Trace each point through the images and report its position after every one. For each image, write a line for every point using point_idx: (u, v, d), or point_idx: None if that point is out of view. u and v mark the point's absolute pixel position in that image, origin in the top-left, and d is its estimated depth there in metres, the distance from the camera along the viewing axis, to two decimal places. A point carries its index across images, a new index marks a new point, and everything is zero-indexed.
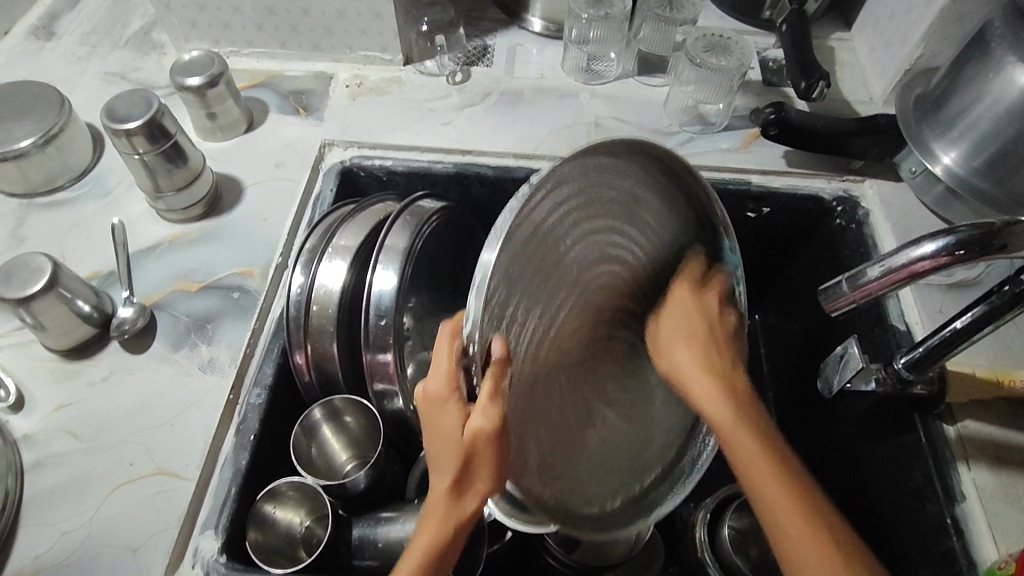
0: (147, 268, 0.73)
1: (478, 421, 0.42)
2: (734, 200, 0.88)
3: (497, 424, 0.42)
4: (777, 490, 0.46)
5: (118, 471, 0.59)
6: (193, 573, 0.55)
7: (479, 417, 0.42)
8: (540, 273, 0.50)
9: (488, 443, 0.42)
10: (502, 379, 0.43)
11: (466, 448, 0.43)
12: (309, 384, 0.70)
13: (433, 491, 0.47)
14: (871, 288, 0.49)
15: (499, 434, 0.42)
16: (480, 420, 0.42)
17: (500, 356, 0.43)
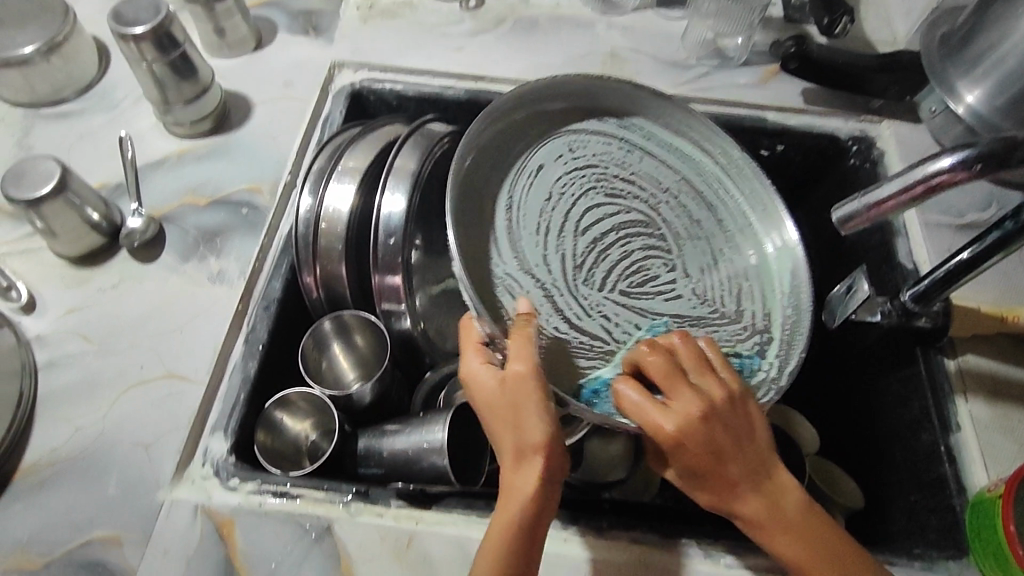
0: (155, 181, 0.73)
1: (518, 366, 0.49)
2: (750, 135, 0.87)
3: (534, 368, 0.48)
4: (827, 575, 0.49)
5: (129, 374, 0.60)
6: (203, 472, 0.56)
7: (518, 364, 0.49)
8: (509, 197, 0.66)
9: (532, 383, 0.48)
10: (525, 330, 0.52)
11: (512, 401, 0.48)
12: (317, 302, 0.70)
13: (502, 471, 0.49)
14: (887, 205, 0.47)
15: (539, 378, 0.48)
16: (519, 364, 0.49)
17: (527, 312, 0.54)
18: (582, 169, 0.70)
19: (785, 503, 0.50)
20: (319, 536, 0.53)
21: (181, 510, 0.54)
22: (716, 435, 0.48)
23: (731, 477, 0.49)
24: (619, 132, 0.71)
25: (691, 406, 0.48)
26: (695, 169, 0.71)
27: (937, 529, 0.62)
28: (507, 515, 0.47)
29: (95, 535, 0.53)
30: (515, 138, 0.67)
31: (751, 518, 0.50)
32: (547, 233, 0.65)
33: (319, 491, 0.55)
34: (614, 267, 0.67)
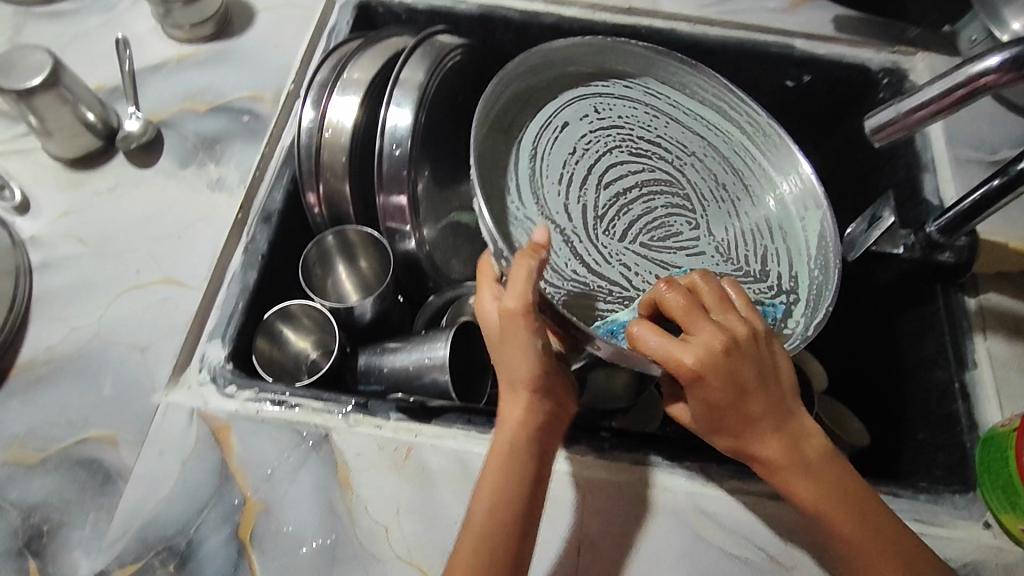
0: (153, 85, 0.70)
1: (509, 301, 0.44)
2: (777, 62, 0.81)
3: (528, 302, 0.43)
4: (852, 527, 0.46)
5: (125, 277, 0.59)
6: (200, 378, 0.55)
7: (511, 297, 0.44)
8: (527, 149, 0.59)
9: (520, 320, 0.44)
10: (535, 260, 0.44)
11: (506, 335, 0.45)
12: (319, 219, 0.68)
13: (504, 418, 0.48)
14: (926, 111, 0.45)
15: (530, 310, 0.44)
16: (511, 299, 0.44)
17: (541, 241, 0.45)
18: (605, 124, 0.64)
19: (809, 450, 0.47)
20: (316, 444, 0.52)
21: (177, 412, 0.53)
22: (739, 373, 0.43)
23: (757, 423, 0.46)
24: (649, 94, 0.66)
25: (714, 341, 0.43)
26: (722, 137, 0.66)
27: (943, 465, 0.60)
28: (504, 452, 0.46)
29: (91, 433, 0.52)
30: (541, 91, 0.62)
31: (773, 463, 0.47)
32: (567, 186, 0.60)
33: (318, 401, 0.54)
34: (637, 223, 0.61)
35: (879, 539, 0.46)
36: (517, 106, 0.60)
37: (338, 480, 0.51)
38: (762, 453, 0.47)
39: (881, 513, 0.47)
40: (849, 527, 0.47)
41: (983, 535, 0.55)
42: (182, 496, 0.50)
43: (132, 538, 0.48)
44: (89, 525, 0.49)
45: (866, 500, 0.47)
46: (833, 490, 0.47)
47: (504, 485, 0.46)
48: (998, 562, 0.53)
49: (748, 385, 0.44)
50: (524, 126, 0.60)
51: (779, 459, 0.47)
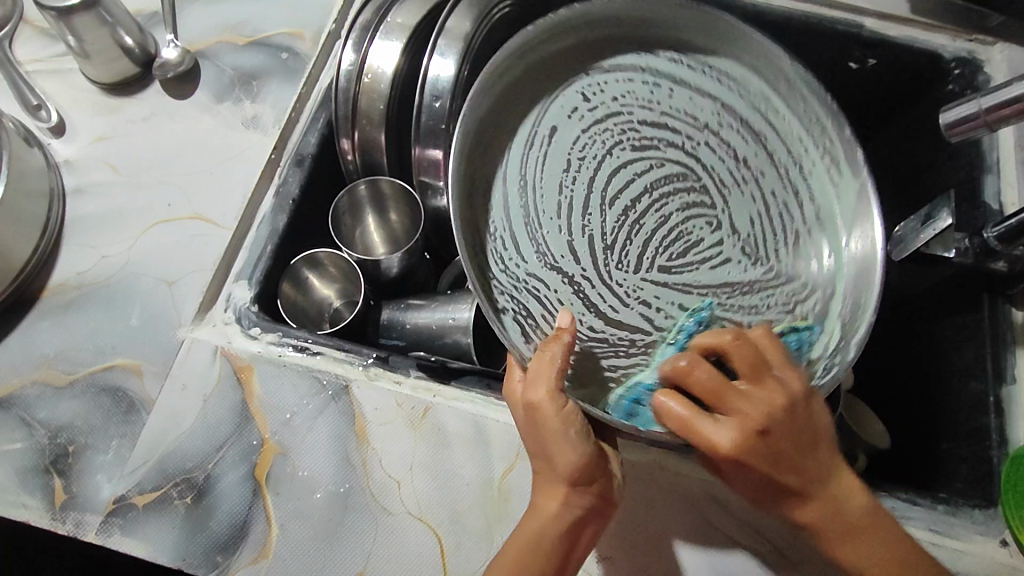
0: (193, 13, 0.68)
1: (540, 394, 0.43)
2: (839, 42, 0.77)
3: (557, 389, 0.43)
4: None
5: (155, 210, 0.58)
6: (224, 317, 0.55)
7: (540, 394, 0.43)
8: (517, 177, 0.56)
9: (546, 415, 0.43)
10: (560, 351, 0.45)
11: (527, 413, 0.44)
12: (351, 166, 0.66)
13: (532, 518, 0.45)
14: (1011, 108, 0.43)
15: (558, 395, 0.43)
16: (540, 395, 0.43)
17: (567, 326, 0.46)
18: (601, 122, 0.59)
19: (851, 507, 0.44)
20: (336, 395, 0.52)
21: (201, 349, 0.53)
22: (772, 452, 0.42)
23: (795, 488, 0.44)
24: (647, 66, 0.60)
25: (747, 421, 0.42)
26: (741, 99, 0.60)
27: (965, 478, 0.60)
28: (523, 550, 0.44)
29: (117, 361, 0.53)
30: (522, 98, 0.58)
31: (816, 527, 0.45)
32: (567, 215, 0.56)
33: (340, 351, 0.54)
34: (655, 239, 0.58)
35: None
36: (492, 127, 0.55)
37: (356, 432, 0.51)
38: (804, 516, 0.45)
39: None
40: None
41: (998, 553, 0.53)
42: (201, 433, 0.50)
43: (152, 468, 0.49)
44: (112, 452, 0.50)
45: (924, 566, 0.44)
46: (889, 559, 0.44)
47: None
48: None
49: (775, 460, 0.43)
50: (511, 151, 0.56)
51: (818, 522, 0.45)
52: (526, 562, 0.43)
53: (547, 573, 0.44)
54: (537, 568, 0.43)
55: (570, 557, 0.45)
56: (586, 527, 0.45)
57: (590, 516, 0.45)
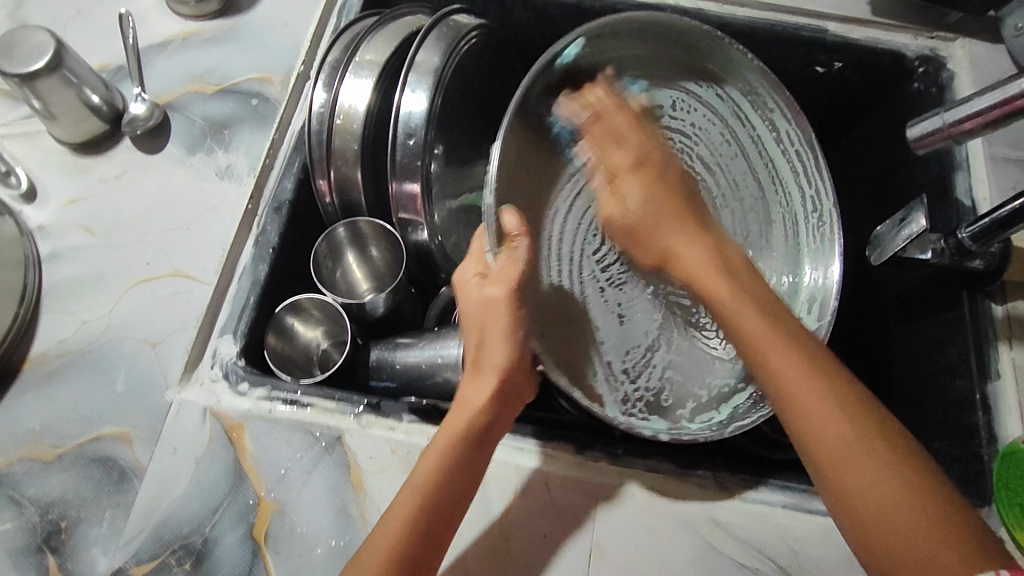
0: (159, 64, 0.68)
1: (492, 289, 0.48)
2: (804, 49, 0.78)
3: (511, 286, 0.48)
4: (830, 421, 0.38)
5: (133, 270, 0.58)
6: (212, 375, 0.55)
7: (495, 287, 0.48)
8: (548, 138, 0.58)
9: (500, 308, 0.48)
10: (517, 247, 0.49)
11: (481, 306, 0.48)
12: (330, 207, 0.66)
13: (462, 397, 0.48)
14: (972, 124, 0.43)
15: (513, 294, 0.48)
16: (493, 288, 0.48)
17: (512, 225, 0.49)
18: (667, 129, 0.62)
19: (792, 330, 0.42)
20: (329, 446, 0.52)
21: (190, 410, 0.53)
22: (699, 260, 0.47)
23: (707, 292, 0.46)
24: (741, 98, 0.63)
25: (691, 230, 0.49)
26: (776, 182, 0.64)
27: (959, 476, 0.60)
28: (456, 428, 0.47)
29: (106, 430, 0.52)
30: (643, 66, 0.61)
31: (746, 333, 0.42)
32: (595, 185, 0.61)
33: (331, 400, 0.54)
34: (629, 255, 0.61)
35: (875, 465, 0.36)
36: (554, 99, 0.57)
37: (352, 483, 0.51)
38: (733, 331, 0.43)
39: (878, 435, 0.37)
40: (840, 452, 0.37)
41: None
42: (195, 496, 0.50)
43: (148, 536, 0.49)
44: (106, 523, 0.49)
45: (864, 400, 0.39)
46: (798, 363, 0.40)
47: (410, 538, 0.44)
48: None
49: (721, 280, 0.45)
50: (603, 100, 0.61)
51: (747, 318, 0.43)
52: (456, 449, 0.46)
53: (467, 472, 0.46)
54: (462, 460, 0.46)
55: (485, 460, 0.47)
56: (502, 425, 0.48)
57: (504, 418, 0.48)
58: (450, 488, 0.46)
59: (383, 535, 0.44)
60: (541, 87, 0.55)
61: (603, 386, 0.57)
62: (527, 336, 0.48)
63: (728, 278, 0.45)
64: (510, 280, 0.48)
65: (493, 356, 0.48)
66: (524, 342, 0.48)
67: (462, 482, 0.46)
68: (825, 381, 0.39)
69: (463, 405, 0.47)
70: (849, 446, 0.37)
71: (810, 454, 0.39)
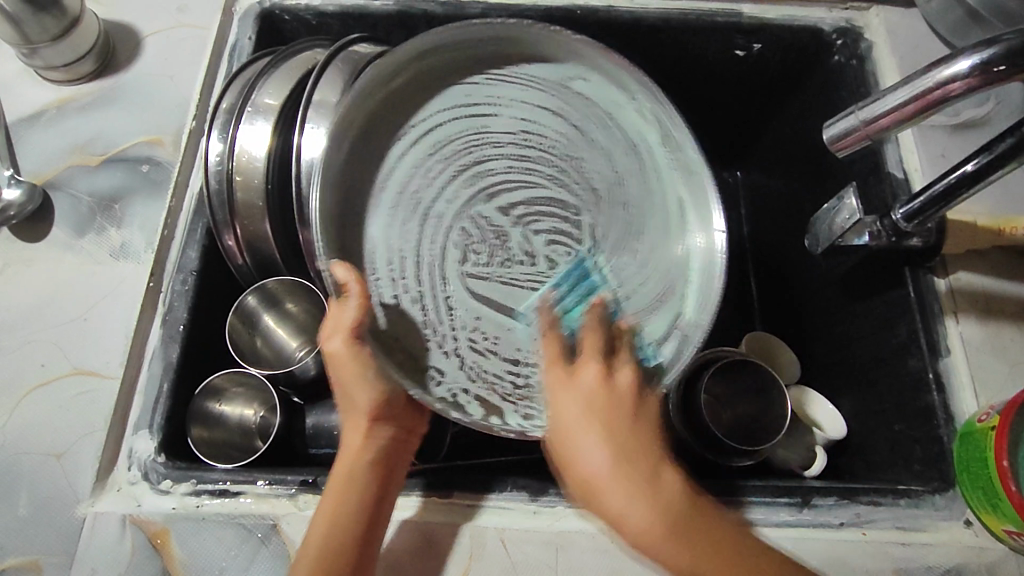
0: (33, 140, 0.62)
1: (332, 343, 0.47)
2: (720, 34, 0.74)
3: (354, 331, 0.47)
4: (709, 565, 0.41)
5: (28, 374, 0.53)
6: (130, 477, 0.50)
7: (333, 342, 0.47)
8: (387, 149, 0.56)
9: (341, 359, 0.47)
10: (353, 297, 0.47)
11: (327, 359, 0.48)
12: (243, 268, 0.61)
13: (344, 446, 0.48)
14: (887, 121, 0.41)
15: (355, 339, 0.47)
16: (333, 343, 0.47)
17: (343, 280, 0.47)
18: (490, 135, 0.59)
19: (663, 486, 0.42)
20: (266, 536, 0.48)
21: (108, 523, 0.48)
22: (614, 413, 0.44)
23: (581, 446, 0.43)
24: (563, 82, 0.60)
25: (574, 392, 0.45)
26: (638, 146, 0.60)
27: (921, 459, 0.58)
28: (340, 477, 0.46)
29: (11, 561, 0.48)
30: (432, 80, 0.58)
31: (594, 485, 0.42)
32: (452, 203, 0.57)
33: (262, 485, 0.50)
34: (507, 254, 0.58)
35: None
36: (379, 119, 0.56)
37: None
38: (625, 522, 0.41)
39: (737, 543, 0.42)
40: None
41: (965, 535, 0.53)
42: None
43: None
44: None
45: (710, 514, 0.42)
46: (680, 543, 0.41)
47: None
48: (981, 563, 0.52)
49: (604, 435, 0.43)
50: (427, 105, 0.58)
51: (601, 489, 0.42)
52: (345, 495, 0.45)
53: (363, 515, 0.45)
54: (354, 502, 0.45)
55: (386, 499, 0.46)
56: (390, 460, 0.48)
57: (392, 450, 0.49)
58: (345, 537, 0.44)
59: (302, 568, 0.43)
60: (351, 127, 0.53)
61: (494, 397, 0.54)
62: (388, 372, 0.49)
63: (631, 483, 0.42)
64: (347, 330, 0.47)
65: (359, 400, 0.48)
66: (385, 378, 0.48)
67: (367, 517, 0.45)
68: (699, 530, 0.41)
69: (343, 452, 0.47)
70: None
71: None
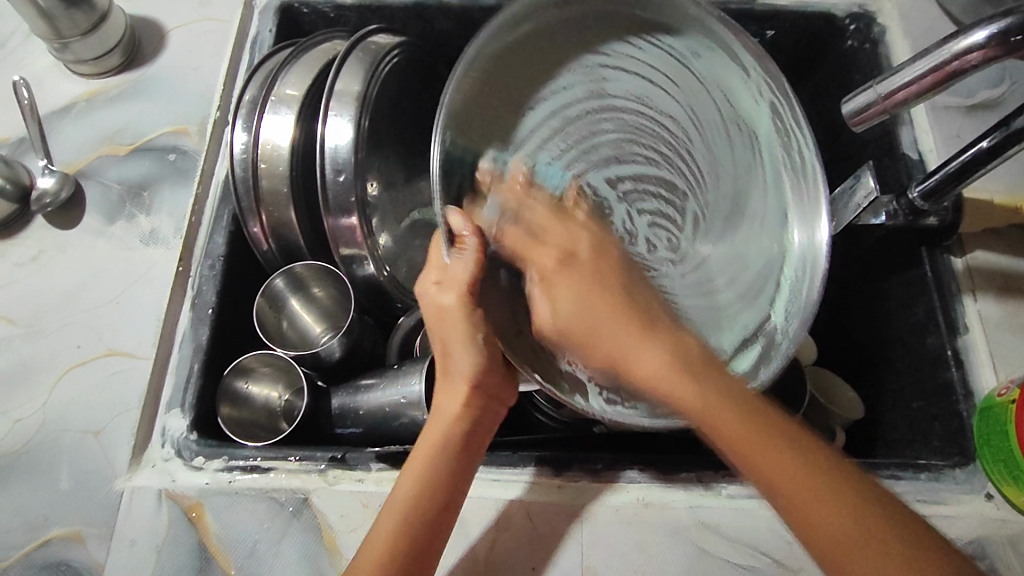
0: (64, 131, 0.64)
1: (445, 297, 0.46)
2: (734, 22, 0.75)
3: (462, 291, 0.46)
4: (765, 455, 0.38)
5: (64, 355, 0.55)
6: (164, 454, 0.52)
7: (446, 296, 0.46)
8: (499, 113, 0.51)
9: (452, 317, 0.47)
10: (467, 250, 0.45)
11: (436, 313, 0.47)
12: (268, 254, 0.62)
13: (439, 408, 0.49)
14: (906, 93, 0.42)
15: (468, 299, 0.46)
16: (443, 297, 0.46)
17: (460, 230, 0.44)
18: (615, 104, 0.56)
19: (726, 391, 0.40)
20: (297, 510, 0.49)
21: (144, 497, 0.50)
22: (639, 309, 0.46)
23: (609, 355, 0.44)
24: (676, 54, 0.56)
25: (574, 279, 0.46)
26: (738, 124, 0.58)
27: (941, 436, 0.59)
28: (433, 440, 0.47)
29: (53, 533, 0.49)
30: (530, 48, 0.53)
31: (649, 377, 0.42)
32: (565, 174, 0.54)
33: (292, 462, 0.51)
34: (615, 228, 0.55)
35: (828, 495, 0.37)
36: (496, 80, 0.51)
37: (325, 544, 0.48)
38: (682, 407, 0.41)
39: (794, 445, 0.39)
40: (820, 524, 0.37)
41: (986, 508, 0.54)
42: None
43: None
44: None
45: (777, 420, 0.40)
46: (801, 474, 0.38)
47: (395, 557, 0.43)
48: (1003, 535, 0.53)
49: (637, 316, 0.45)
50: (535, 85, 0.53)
51: (719, 413, 0.39)
52: (436, 460, 0.46)
53: (447, 486, 0.46)
54: (441, 470, 0.46)
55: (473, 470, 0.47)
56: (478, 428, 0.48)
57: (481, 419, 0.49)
58: (429, 506, 0.45)
59: (387, 522, 0.45)
60: (471, 75, 0.48)
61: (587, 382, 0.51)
62: (494, 340, 0.48)
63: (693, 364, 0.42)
64: (460, 284, 0.46)
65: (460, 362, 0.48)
66: (488, 346, 0.48)
67: (452, 490, 0.46)
68: (761, 428, 0.39)
69: (439, 414, 0.48)
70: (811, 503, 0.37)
71: (773, 497, 0.38)
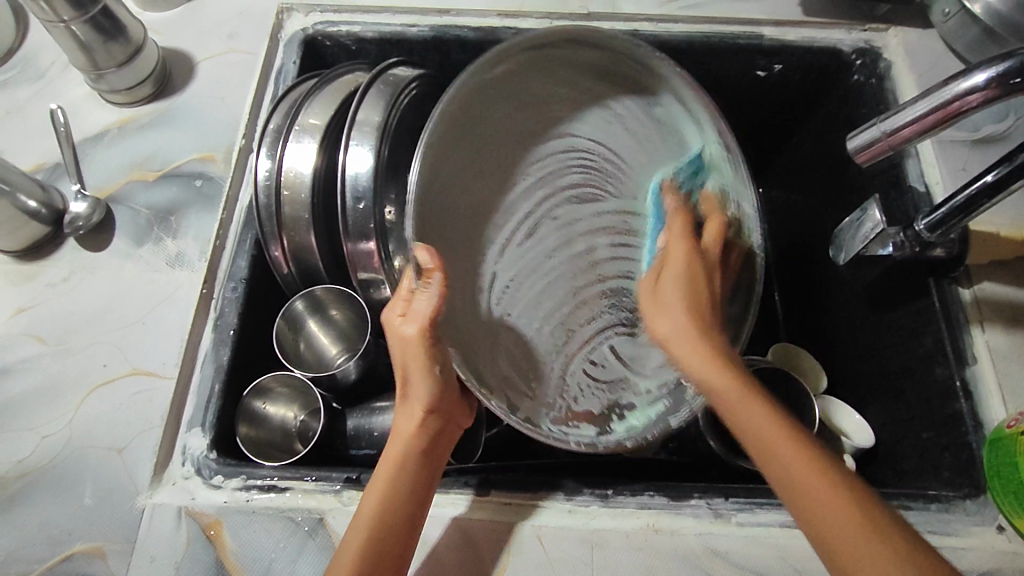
0: (96, 158, 0.67)
1: (409, 328, 0.47)
2: (743, 56, 0.77)
3: (424, 323, 0.46)
4: (814, 481, 0.39)
5: (91, 374, 0.57)
6: (184, 472, 0.53)
7: (410, 325, 0.47)
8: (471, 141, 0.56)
9: (413, 346, 0.47)
10: (429, 283, 0.46)
11: (398, 347, 0.48)
12: (288, 277, 0.64)
13: (399, 427, 0.49)
14: (908, 132, 0.44)
15: (429, 332, 0.47)
16: (410, 327, 0.47)
17: (426, 265, 0.46)
18: (579, 143, 0.61)
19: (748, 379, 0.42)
20: (313, 530, 0.50)
21: (165, 514, 0.51)
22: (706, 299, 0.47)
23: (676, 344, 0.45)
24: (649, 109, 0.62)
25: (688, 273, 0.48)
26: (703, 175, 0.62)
27: (951, 467, 0.59)
28: (396, 457, 0.48)
29: (76, 548, 0.50)
30: (518, 81, 0.58)
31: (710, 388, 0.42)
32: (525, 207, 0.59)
33: (309, 482, 0.52)
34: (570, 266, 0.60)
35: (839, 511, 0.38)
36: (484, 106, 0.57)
37: None
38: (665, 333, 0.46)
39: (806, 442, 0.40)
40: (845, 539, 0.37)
41: (998, 541, 0.54)
42: None
43: None
44: None
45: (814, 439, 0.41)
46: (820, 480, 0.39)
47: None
48: (1015, 567, 0.53)
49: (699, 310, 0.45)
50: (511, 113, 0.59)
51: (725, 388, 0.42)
52: (398, 475, 0.47)
53: (410, 501, 0.47)
54: (405, 486, 0.47)
55: (433, 482, 0.49)
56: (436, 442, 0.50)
57: (439, 437, 0.50)
58: (396, 521, 0.46)
59: (352, 542, 0.45)
60: (461, 97, 0.53)
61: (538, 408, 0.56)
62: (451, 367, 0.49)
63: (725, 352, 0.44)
64: (422, 318, 0.47)
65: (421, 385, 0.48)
66: (445, 376, 0.49)
67: (416, 505, 0.47)
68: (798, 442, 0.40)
69: (398, 433, 0.49)
70: (833, 520, 0.38)
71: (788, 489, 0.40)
